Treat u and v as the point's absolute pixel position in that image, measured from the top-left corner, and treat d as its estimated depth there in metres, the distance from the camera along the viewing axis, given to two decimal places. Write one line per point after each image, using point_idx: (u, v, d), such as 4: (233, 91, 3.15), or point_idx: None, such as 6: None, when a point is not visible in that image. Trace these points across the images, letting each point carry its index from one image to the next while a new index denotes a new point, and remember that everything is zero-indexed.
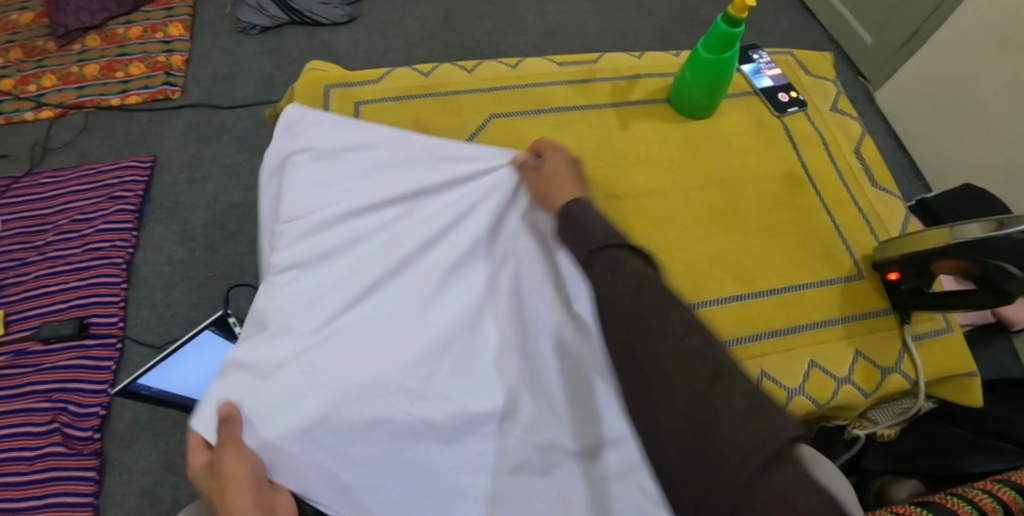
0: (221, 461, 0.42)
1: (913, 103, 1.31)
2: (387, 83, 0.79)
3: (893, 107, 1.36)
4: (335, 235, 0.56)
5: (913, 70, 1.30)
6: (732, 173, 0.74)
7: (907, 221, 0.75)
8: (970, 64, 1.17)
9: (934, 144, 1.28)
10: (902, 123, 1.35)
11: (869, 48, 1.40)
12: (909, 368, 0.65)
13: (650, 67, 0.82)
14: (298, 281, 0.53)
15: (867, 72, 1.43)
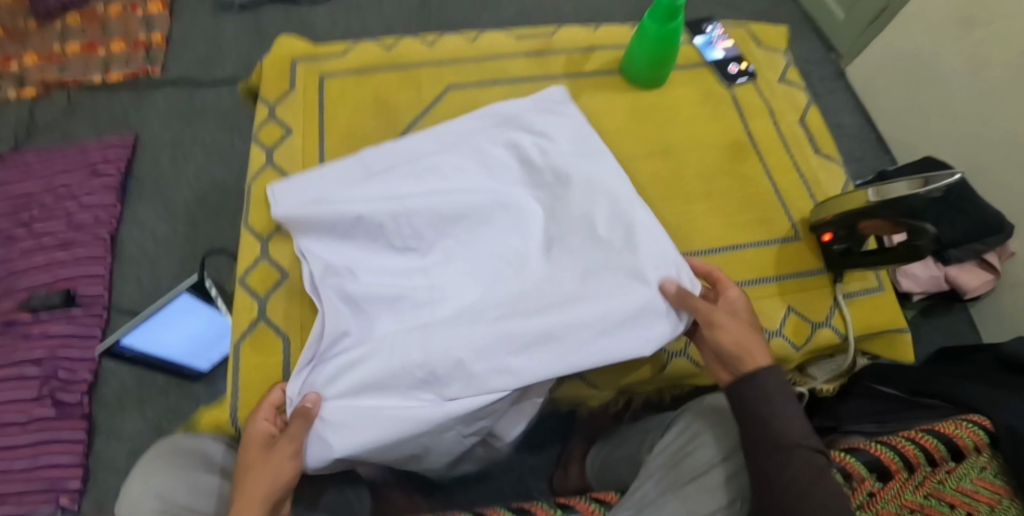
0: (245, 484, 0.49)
1: (880, 78, 1.33)
2: (352, 58, 0.82)
3: (863, 82, 1.38)
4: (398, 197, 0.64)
5: (879, 45, 1.32)
6: (682, 141, 0.77)
7: (845, 186, 0.78)
8: (931, 39, 1.18)
9: (897, 118, 1.30)
10: (868, 97, 1.37)
11: (840, 24, 1.41)
12: (839, 323, 0.69)
13: (606, 39, 0.86)
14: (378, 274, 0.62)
15: (839, 49, 1.44)
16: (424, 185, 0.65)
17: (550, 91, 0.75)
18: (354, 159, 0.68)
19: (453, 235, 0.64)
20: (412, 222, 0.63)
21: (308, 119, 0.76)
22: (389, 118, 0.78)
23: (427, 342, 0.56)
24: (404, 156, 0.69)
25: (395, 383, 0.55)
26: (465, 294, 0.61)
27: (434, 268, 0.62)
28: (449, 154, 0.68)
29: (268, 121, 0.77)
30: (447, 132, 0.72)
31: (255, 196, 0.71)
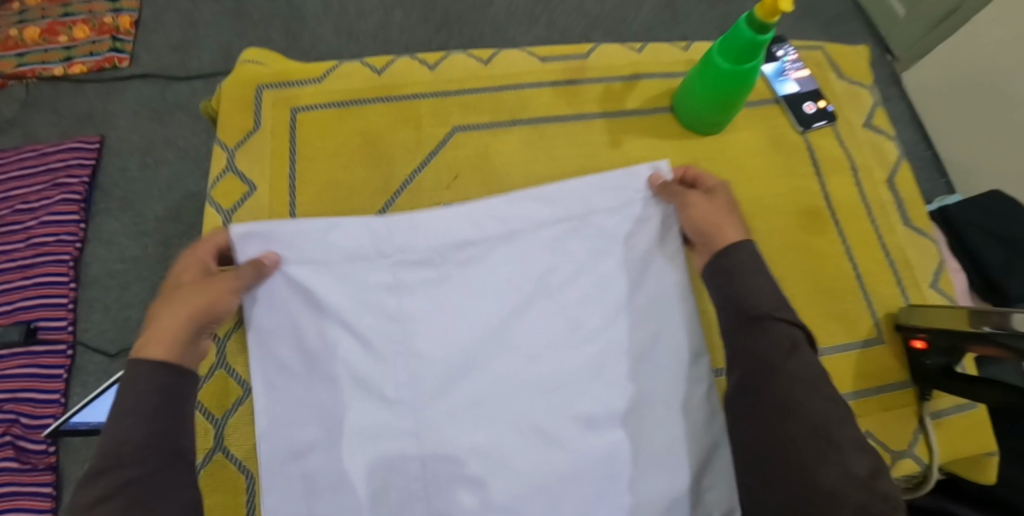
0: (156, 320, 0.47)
1: (941, 88, 1.12)
2: (331, 83, 0.64)
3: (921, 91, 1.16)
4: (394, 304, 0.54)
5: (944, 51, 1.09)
6: (746, 210, 0.62)
7: (940, 269, 0.63)
8: (1007, 57, 0.96)
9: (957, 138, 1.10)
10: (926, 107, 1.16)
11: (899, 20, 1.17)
12: (925, 452, 0.57)
13: (652, 64, 0.69)
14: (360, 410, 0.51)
15: (896, 50, 1.20)
16: (442, 320, 0.54)
17: (636, 173, 0.60)
18: (357, 221, 0.55)
19: (468, 378, 0.52)
20: (412, 367, 0.52)
21: (278, 170, 0.59)
22: (380, 166, 0.61)
23: (429, 490, 0.50)
24: (418, 236, 0.56)
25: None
26: (467, 459, 0.50)
27: (427, 421, 0.51)
28: (473, 261, 0.56)
29: (226, 173, 0.59)
30: (487, 212, 0.57)
31: None
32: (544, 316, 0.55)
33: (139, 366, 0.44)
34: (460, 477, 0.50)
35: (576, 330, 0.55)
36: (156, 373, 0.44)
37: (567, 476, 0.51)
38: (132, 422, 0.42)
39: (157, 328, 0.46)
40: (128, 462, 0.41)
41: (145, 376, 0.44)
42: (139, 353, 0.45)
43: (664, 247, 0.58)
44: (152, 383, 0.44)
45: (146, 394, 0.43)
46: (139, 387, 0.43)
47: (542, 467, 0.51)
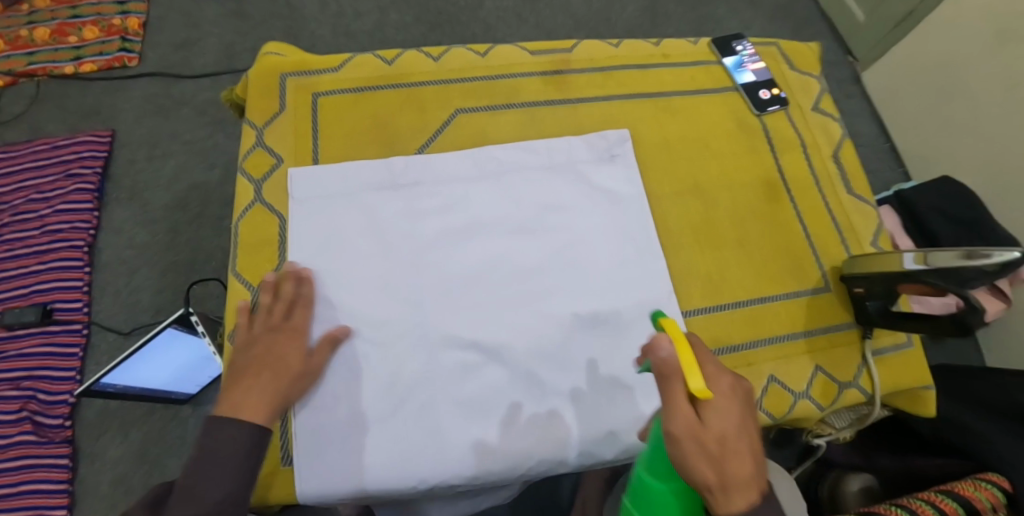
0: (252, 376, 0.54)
1: (900, 86, 1.23)
2: (347, 73, 0.71)
3: (879, 88, 1.28)
4: (406, 229, 0.63)
5: (902, 51, 1.21)
6: (712, 180, 0.71)
7: (879, 229, 0.73)
8: (960, 54, 1.08)
9: (920, 130, 1.20)
10: (888, 105, 1.27)
11: (860, 25, 1.29)
12: (866, 383, 0.66)
13: (628, 57, 0.77)
14: (375, 314, 0.60)
15: (857, 51, 1.33)
16: (450, 240, 0.63)
17: (607, 135, 0.71)
18: (378, 161, 0.66)
19: (468, 286, 0.62)
20: (423, 277, 0.62)
21: (301, 145, 0.67)
22: (391, 143, 0.69)
23: (432, 379, 0.58)
24: (429, 173, 0.66)
25: (392, 417, 0.56)
26: (464, 350, 0.59)
27: (433, 320, 0.60)
28: (475, 192, 0.66)
29: (255, 148, 0.67)
30: (485, 158, 0.68)
31: (242, 239, 0.63)
32: (531, 245, 0.64)
33: (224, 425, 0.52)
34: (459, 363, 0.59)
35: (561, 254, 0.64)
36: (249, 437, 0.52)
37: (547, 364, 0.59)
38: (226, 476, 0.51)
39: (249, 392, 0.53)
40: (222, 506, 0.50)
41: (233, 440, 0.51)
42: (231, 414, 0.52)
43: (641, 201, 0.68)
44: (242, 447, 0.51)
45: (234, 451, 0.51)
46: (223, 448, 0.51)
47: (526, 360, 0.59)
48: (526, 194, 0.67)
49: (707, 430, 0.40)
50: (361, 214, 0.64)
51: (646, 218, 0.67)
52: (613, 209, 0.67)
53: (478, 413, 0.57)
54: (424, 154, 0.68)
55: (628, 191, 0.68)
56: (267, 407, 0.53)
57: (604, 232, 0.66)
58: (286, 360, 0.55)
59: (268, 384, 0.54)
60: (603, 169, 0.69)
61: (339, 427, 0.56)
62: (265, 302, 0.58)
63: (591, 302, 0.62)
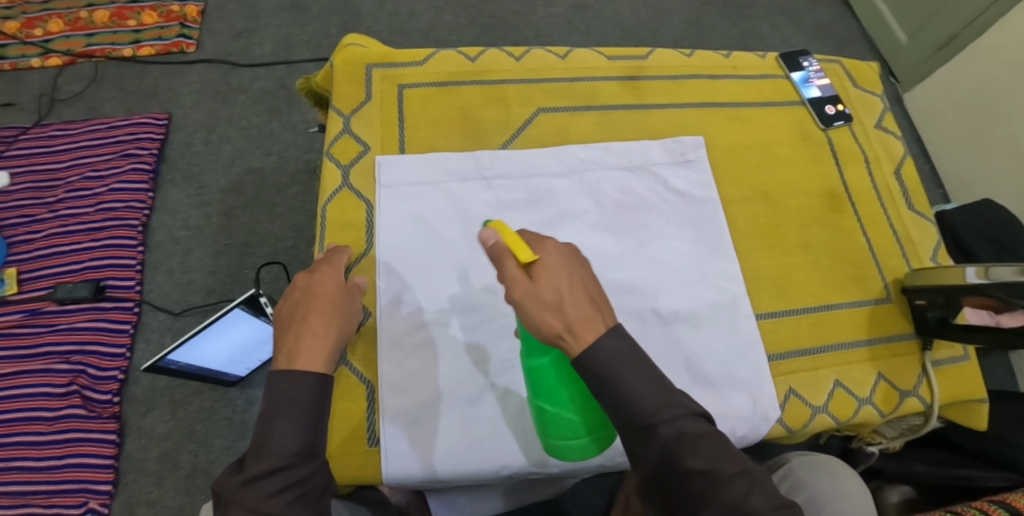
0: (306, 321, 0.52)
1: (941, 111, 1.26)
2: (431, 66, 0.73)
3: (919, 111, 1.31)
4: (491, 220, 0.65)
5: (945, 76, 1.24)
6: (781, 189, 0.74)
7: (937, 245, 0.75)
8: (1002, 82, 1.11)
9: (960, 154, 1.23)
10: (927, 128, 1.30)
11: (902, 48, 1.33)
12: (925, 392, 0.68)
13: (700, 66, 0.79)
14: (462, 300, 0.62)
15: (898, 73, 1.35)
16: (532, 233, 0.65)
17: (684, 140, 0.72)
18: (464, 153, 0.68)
19: None
20: None
21: (388, 135, 0.69)
22: (475, 137, 0.70)
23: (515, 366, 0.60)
24: (514, 166, 0.68)
25: (475, 399, 0.59)
26: None
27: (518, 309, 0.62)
28: (558, 188, 0.67)
29: (342, 135, 0.69)
30: (567, 154, 0.69)
31: (331, 221, 0.65)
32: (610, 241, 0.66)
33: (290, 378, 0.47)
34: None
35: (640, 250, 0.66)
36: (314, 383, 0.48)
37: None
38: (300, 426, 0.47)
39: (305, 337, 0.50)
40: (298, 459, 0.46)
41: (301, 386, 0.47)
42: (292, 363, 0.48)
43: (715, 205, 0.69)
44: (311, 394, 0.48)
45: (302, 399, 0.47)
46: (291, 397, 0.47)
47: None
48: (607, 192, 0.68)
49: (541, 288, 0.44)
50: (448, 202, 0.66)
51: (720, 221, 0.69)
52: (688, 211, 0.69)
53: None
54: (508, 149, 0.70)
55: (701, 194, 0.70)
56: (325, 351, 0.50)
57: (679, 232, 0.67)
58: (326, 301, 0.53)
59: (317, 326, 0.51)
60: (678, 172, 0.70)
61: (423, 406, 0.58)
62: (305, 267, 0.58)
63: (668, 299, 0.64)
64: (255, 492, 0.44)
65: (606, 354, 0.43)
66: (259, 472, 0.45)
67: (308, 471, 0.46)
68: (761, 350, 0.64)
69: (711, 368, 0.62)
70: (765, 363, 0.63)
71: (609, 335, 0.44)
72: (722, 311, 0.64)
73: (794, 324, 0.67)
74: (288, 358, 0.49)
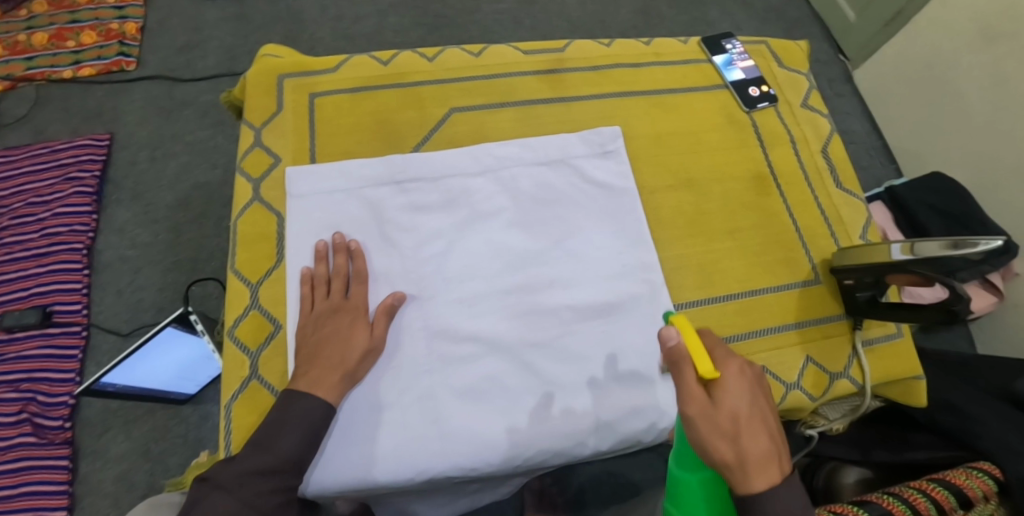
0: (321, 345, 0.56)
1: (891, 85, 1.25)
2: (345, 72, 0.72)
3: (871, 86, 1.31)
4: (408, 223, 0.64)
5: (892, 51, 1.23)
6: (708, 176, 0.73)
7: (867, 222, 0.74)
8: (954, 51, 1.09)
9: (913, 127, 1.22)
10: (880, 103, 1.29)
11: (851, 24, 1.31)
12: (856, 373, 0.67)
13: (621, 55, 0.78)
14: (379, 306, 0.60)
15: (848, 51, 1.35)
16: (445, 234, 0.64)
17: (601, 131, 0.71)
18: (375, 158, 0.67)
19: (469, 279, 0.62)
20: (422, 270, 0.62)
21: (299, 144, 0.68)
22: (390, 142, 0.70)
23: (438, 371, 0.59)
24: (427, 169, 0.67)
25: (400, 406, 0.57)
26: (475, 337, 0.60)
27: (435, 310, 0.61)
28: (472, 188, 0.67)
29: (254, 148, 0.68)
30: (482, 152, 0.68)
31: (242, 235, 0.63)
32: (527, 239, 0.65)
33: (302, 398, 0.53)
34: (461, 355, 0.59)
35: (557, 245, 0.65)
36: (326, 410, 0.53)
37: (546, 356, 0.60)
38: (300, 438, 0.51)
39: (326, 367, 0.55)
40: (291, 468, 0.51)
41: (313, 409, 0.52)
42: (309, 389, 0.53)
43: (632, 196, 0.69)
44: (319, 418, 0.52)
45: (311, 421, 0.52)
46: (302, 416, 0.52)
47: (526, 352, 0.60)
48: (524, 188, 0.68)
49: (720, 410, 0.42)
50: (363, 209, 0.64)
51: (638, 211, 0.68)
52: (605, 204, 0.68)
53: (488, 403, 0.58)
54: (421, 152, 0.69)
55: (620, 186, 0.69)
56: (342, 382, 0.55)
57: (597, 225, 0.67)
58: (353, 334, 0.57)
59: (336, 355, 0.55)
60: (598, 164, 0.70)
61: (340, 414, 0.56)
62: (322, 273, 0.60)
63: (585, 293, 0.63)
64: (253, 489, 0.48)
65: (773, 505, 0.41)
66: (252, 469, 0.49)
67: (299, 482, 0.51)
68: None
69: (630, 362, 0.61)
70: None
71: (782, 485, 0.42)
72: (641, 301, 0.64)
73: (720, 313, 0.66)
74: (303, 377, 0.54)
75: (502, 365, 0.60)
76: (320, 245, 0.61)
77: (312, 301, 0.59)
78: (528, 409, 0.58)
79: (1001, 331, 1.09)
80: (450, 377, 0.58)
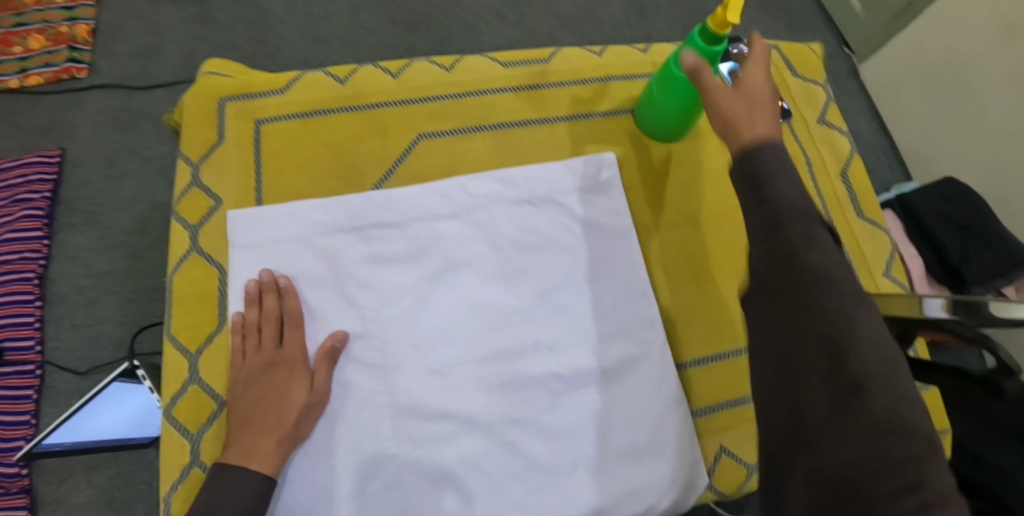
0: (254, 412, 0.51)
1: (901, 82, 1.16)
2: (296, 93, 0.64)
3: (879, 81, 1.21)
4: (372, 276, 0.56)
5: (904, 42, 1.13)
6: (710, 209, 0.64)
7: (892, 257, 0.66)
8: (971, 48, 1.00)
9: (925, 127, 1.13)
10: (890, 99, 1.20)
11: (858, 17, 1.22)
12: None
13: (613, 66, 0.70)
14: (339, 378, 0.53)
15: (854, 44, 1.25)
16: (412, 289, 0.56)
17: (592, 159, 0.63)
18: (330, 199, 0.58)
19: (443, 342, 0.55)
20: (387, 333, 0.54)
21: (244, 181, 0.59)
22: (348, 178, 0.61)
23: (406, 453, 0.51)
24: (391, 212, 0.58)
25: (363, 499, 0.50)
26: (449, 412, 0.52)
27: (403, 383, 0.53)
28: (445, 233, 0.58)
29: (191, 188, 0.59)
30: (454, 189, 0.60)
31: (178, 294, 0.55)
32: (507, 293, 0.57)
33: (230, 473, 0.47)
34: (432, 434, 0.52)
35: (541, 299, 0.57)
36: (258, 487, 0.47)
37: (531, 432, 0.53)
38: None
39: (261, 433, 0.49)
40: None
41: (242, 489, 0.47)
42: (242, 460, 0.48)
43: (627, 235, 0.60)
44: (250, 497, 0.47)
45: (241, 503, 0.46)
46: (230, 498, 0.46)
47: (505, 428, 0.53)
48: (503, 231, 0.59)
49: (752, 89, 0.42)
50: (319, 259, 0.57)
51: (637, 255, 0.60)
52: (596, 247, 0.60)
53: (463, 492, 0.51)
54: (382, 190, 0.60)
55: (614, 225, 0.60)
56: (275, 450, 0.49)
57: (586, 272, 0.59)
58: (291, 392, 0.51)
59: (269, 419, 0.50)
60: (589, 199, 0.61)
61: (297, 506, 0.50)
62: (253, 318, 0.54)
63: (574, 355, 0.55)
64: None
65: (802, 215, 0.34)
66: None
67: None
68: (684, 408, 0.55)
69: (623, 434, 0.54)
70: (688, 424, 0.55)
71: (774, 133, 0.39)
72: (636, 361, 0.56)
73: (729, 373, 0.58)
74: (232, 450, 0.49)
75: (481, 444, 0.52)
76: (251, 286, 0.55)
77: (244, 353, 0.53)
78: (512, 496, 0.51)
79: (1015, 350, 1.03)
80: (420, 464, 0.51)
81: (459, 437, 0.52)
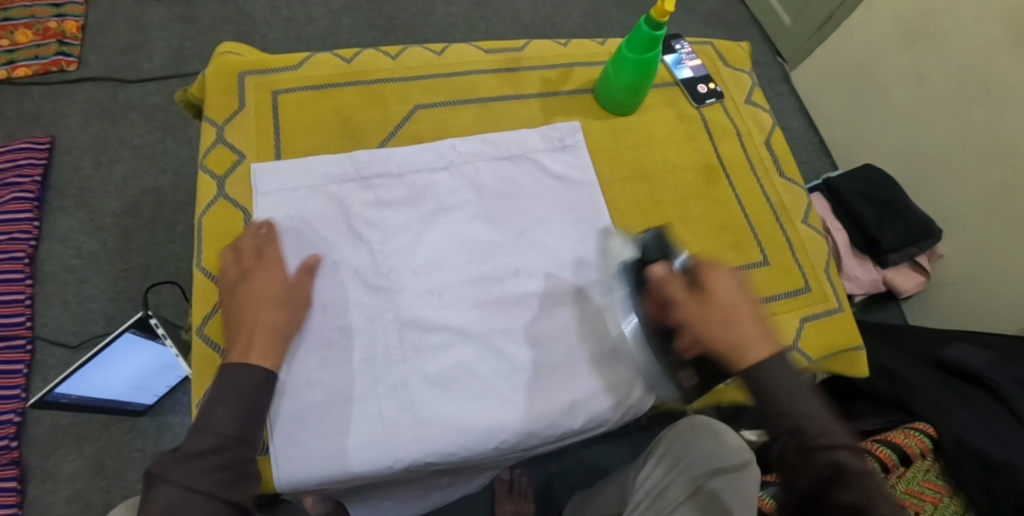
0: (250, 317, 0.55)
1: (824, 86, 1.35)
2: (307, 70, 0.73)
3: (807, 86, 1.40)
4: (377, 217, 0.65)
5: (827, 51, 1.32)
6: (658, 168, 0.77)
7: (808, 208, 0.81)
8: (884, 55, 1.20)
9: (846, 123, 1.32)
10: (815, 102, 1.39)
11: (788, 28, 1.41)
12: (807, 345, 0.72)
13: (577, 55, 0.82)
14: (353, 300, 0.61)
15: (786, 53, 1.44)
16: (412, 227, 0.66)
17: (560, 126, 0.75)
18: (340, 155, 0.67)
19: (438, 270, 0.64)
20: (391, 264, 0.63)
21: (263, 141, 0.68)
22: (354, 139, 0.70)
23: (407, 359, 0.60)
24: (392, 164, 0.68)
25: (370, 398, 0.58)
26: (445, 325, 0.62)
27: (406, 302, 0.62)
28: (437, 182, 0.68)
29: (217, 144, 0.67)
30: (446, 148, 0.70)
31: (207, 233, 0.63)
32: (491, 230, 0.67)
33: (237, 370, 0.53)
34: (431, 343, 0.61)
35: (520, 235, 0.68)
36: (262, 378, 0.53)
37: (513, 339, 0.63)
38: (236, 409, 0.51)
39: (257, 335, 0.54)
40: (234, 443, 0.50)
41: (249, 380, 0.52)
42: (243, 357, 0.53)
43: (587, 185, 0.72)
44: (256, 388, 0.52)
45: (247, 393, 0.52)
46: (240, 389, 0.52)
47: (491, 336, 0.62)
48: (487, 181, 0.70)
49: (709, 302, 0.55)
50: (330, 203, 0.65)
51: (598, 202, 0.72)
52: (563, 195, 0.71)
53: (457, 389, 0.60)
54: (387, 147, 0.70)
55: (578, 177, 0.72)
56: (276, 347, 0.55)
57: (553, 214, 0.70)
58: (273, 294, 0.57)
59: (265, 322, 0.55)
60: (556, 157, 0.73)
61: (312, 405, 0.57)
62: (240, 246, 0.60)
63: (545, 276, 0.66)
64: (188, 470, 0.47)
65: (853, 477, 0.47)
66: (197, 450, 0.48)
67: (243, 456, 0.50)
68: None
69: (588, 340, 0.65)
70: None
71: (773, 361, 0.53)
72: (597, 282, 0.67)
73: None
74: (235, 351, 0.54)
75: (472, 351, 0.61)
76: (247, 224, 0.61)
77: (227, 270, 0.59)
78: (500, 392, 0.60)
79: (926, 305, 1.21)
80: (422, 367, 0.60)
81: (453, 344, 0.61)
